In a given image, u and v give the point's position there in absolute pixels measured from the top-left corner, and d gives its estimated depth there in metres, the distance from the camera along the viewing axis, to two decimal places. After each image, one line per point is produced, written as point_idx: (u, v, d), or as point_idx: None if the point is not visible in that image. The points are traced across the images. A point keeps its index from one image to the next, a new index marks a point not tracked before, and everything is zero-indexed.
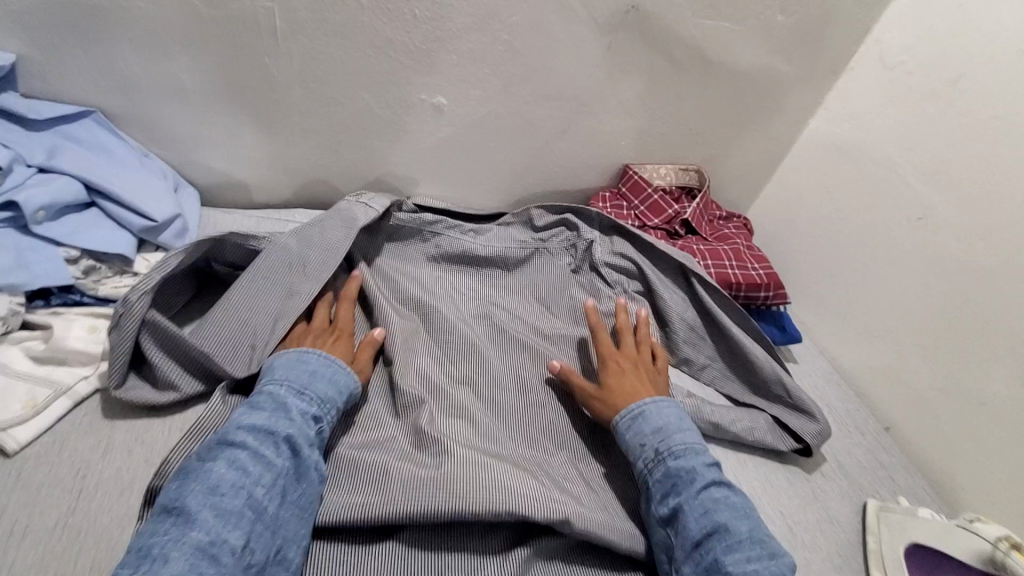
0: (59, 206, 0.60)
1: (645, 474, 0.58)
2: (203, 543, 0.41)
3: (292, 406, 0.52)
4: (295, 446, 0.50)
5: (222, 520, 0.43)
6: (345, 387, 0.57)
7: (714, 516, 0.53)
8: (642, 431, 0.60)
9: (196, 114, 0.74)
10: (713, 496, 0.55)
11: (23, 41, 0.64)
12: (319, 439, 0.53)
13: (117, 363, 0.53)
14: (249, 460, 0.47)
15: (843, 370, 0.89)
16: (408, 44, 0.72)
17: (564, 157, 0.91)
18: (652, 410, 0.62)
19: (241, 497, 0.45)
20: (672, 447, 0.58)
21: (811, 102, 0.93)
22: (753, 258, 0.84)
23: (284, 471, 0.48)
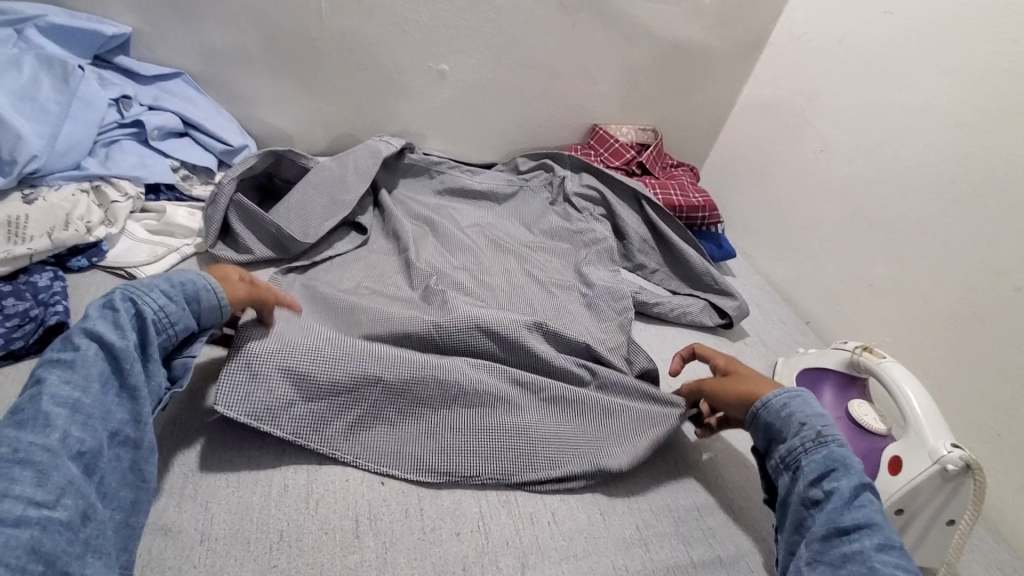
0: (166, 130, 0.82)
1: (800, 452, 0.56)
2: (6, 453, 0.41)
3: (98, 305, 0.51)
4: (95, 334, 0.49)
5: (22, 428, 0.43)
6: (170, 276, 0.56)
7: (869, 513, 0.50)
8: (804, 412, 0.58)
9: (257, 77, 0.97)
10: (868, 497, 0.52)
11: (138, 18, 0.87)
12: (146, 326, 0.52)
13: (211, 229, 0.75)
14: (48, 370, 0.47)
15: (775, 283, 1.09)
16: (418, 21, 0.96)
17: (544, 117, 1.13)
18: (805, 397, 0.60)
19: (40, 401, 0.45)
20: (834, 435, 0.56)
21: (742, 72, 1.15)
22: (695, 189, 1.05)
23: (95, 361, 0.48)
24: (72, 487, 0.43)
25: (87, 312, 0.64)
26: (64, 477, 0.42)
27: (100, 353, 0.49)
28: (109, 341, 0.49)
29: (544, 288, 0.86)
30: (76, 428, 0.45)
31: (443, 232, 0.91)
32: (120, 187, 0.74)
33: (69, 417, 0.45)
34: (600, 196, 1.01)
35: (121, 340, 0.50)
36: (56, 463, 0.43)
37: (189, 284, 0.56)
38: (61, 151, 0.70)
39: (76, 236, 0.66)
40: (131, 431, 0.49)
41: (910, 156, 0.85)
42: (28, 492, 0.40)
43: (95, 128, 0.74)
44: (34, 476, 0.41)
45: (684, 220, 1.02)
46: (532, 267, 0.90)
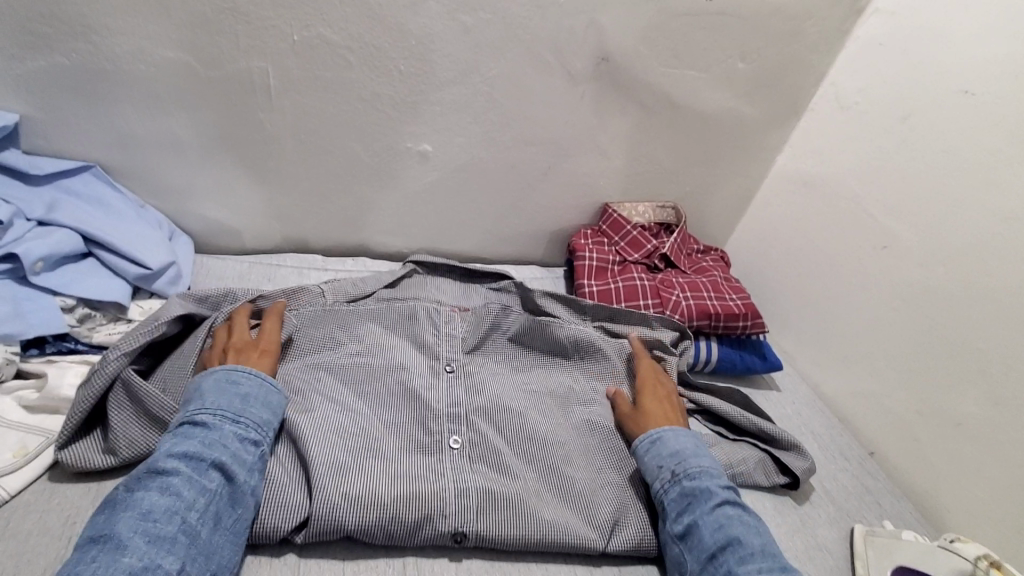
0: (57, 256, 0.62)
1: (659, 493, 0.60)
2: (135, 568, 0.41)
3: (228, 431, 0.51)
4: (229, 469, 0.49)
5: (154, 545, 0.42)
6: (278, 407, 0.57)
7: (728, 530, 0.54)
8: (661, 454, 0.62)
9: (192, 166, 0.78)
10: (727, 513, 0.56)
11: (28, 103, 0.68)
12: (260, 464, 0.52)
13: (70, 420, 0.52)
14: (182, 484, 0.47)
15: (827, 397, 0.91)
16: (394, 96, 0.77)
17: (547, 198, 0.94)
18: (668, 434, 0.63)
19: (174, 522, 0.44)
20: (689, 470, 0.60)
21: (777, 141, 0.98)
22: (731, 289, 0.87)
23: (219, 495, 0.48)
24: None
25: None
26: None
27: (225, 486, 0.49)
28: (237, 480, 0.50)
29: (565, 436, 0.67)
30: (189, 561, 0.43)
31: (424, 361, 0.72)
32: None
33: (188, 550, 0.44)
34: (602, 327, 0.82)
35: (246, 480, 0.50)
36: None
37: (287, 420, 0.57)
38: None
39: None
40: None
41: (1007, 269, 0.68)
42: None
43: None
44: None
45: (720, 330, 0.84)
46: (539, 397, 0.71)
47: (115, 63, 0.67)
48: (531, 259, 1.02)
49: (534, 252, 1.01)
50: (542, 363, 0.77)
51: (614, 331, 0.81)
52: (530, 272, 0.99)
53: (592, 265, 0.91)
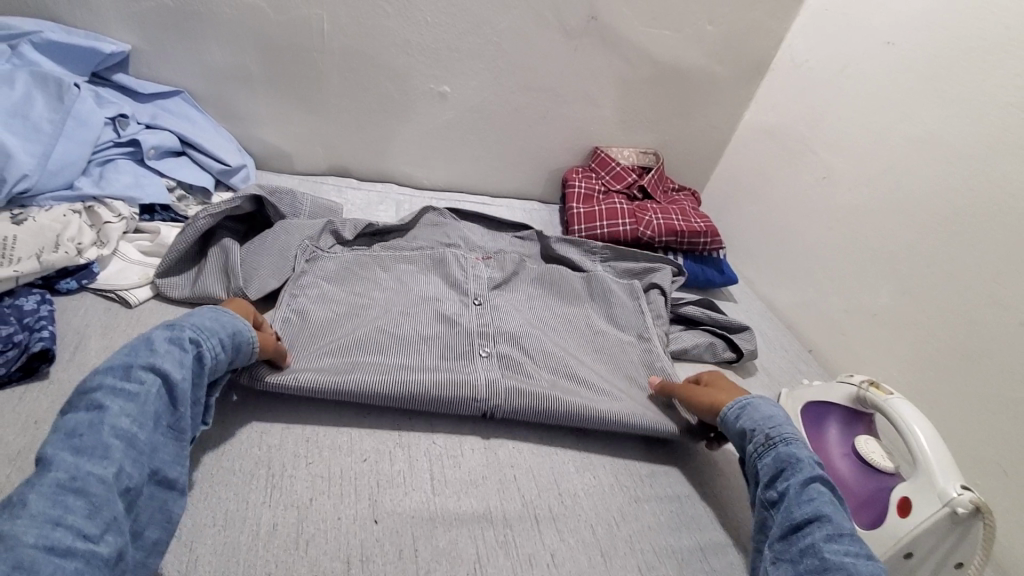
0: (163, 148, 0.81)
1: (753, 457, 0.59)
2: (63, 480, 0.41)
3: (156, 341, 0.52)
4: (161, 372, 0.50)
5: (83, 455, 0.43)
6: (223, 315, 0.57)
7: (818, 505, 0.52)
8: (754, 418, 0.61)
9: (258, 96, 0.97)
10: (818, 489, 0.54)
11: (139, 37, 0.87)
12: (198, 365, 0.53)
13: (168, 258, 0.69)
14: (107, 398, 0.47)
15: (778, 310, 1.08)
16: (422, 43, 0.96)
17: (545, 138, 1.12)
18: (761, 404, 0.63)
19: (101, 431, 0.45)
20: (784, 436, 0.58)
21: (743, 98, 1.15)
22: (697, 215, 1.04)
23: (153, 397, 0.49)
24: (121, 521, 0.42)
25: (75, 336, 0.62)
26: (114, 514, 0.42)
27: (159, 390, 0.50)
28: (171, 379, 0.50)
29: (575, 352, 0.77)
30: (128, 462, 0.45)
31: (455, 293, 0.81)
32: (113, 208, 0.72)
33: (124, 451, 0.45)
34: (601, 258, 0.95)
35: (182, 380, 0.51)
36: (105, 500, 0.42)
37: (229, 320, 0.57)
38: (52, 170, 0.69)
39: (65, 257, 0.64)
40: (176, 471, 0.49)
41: (913, 187, 0.84)
42: (79, 521, 0.40)
43: (89, 147, 0.73)
44: (84, 507, 0.41)
45: (685, 246, 1.00)
46: (555, 325, 0.81)
47: (208, 7, 0.86)
48: (531, 195, 1.20)
49: (534, 189, 1.19)
50: (559, 296, 0.87)
51: (621, 268, 0.93)
52: (530, 205, 1.17)
53: (581, 192, 1.07)
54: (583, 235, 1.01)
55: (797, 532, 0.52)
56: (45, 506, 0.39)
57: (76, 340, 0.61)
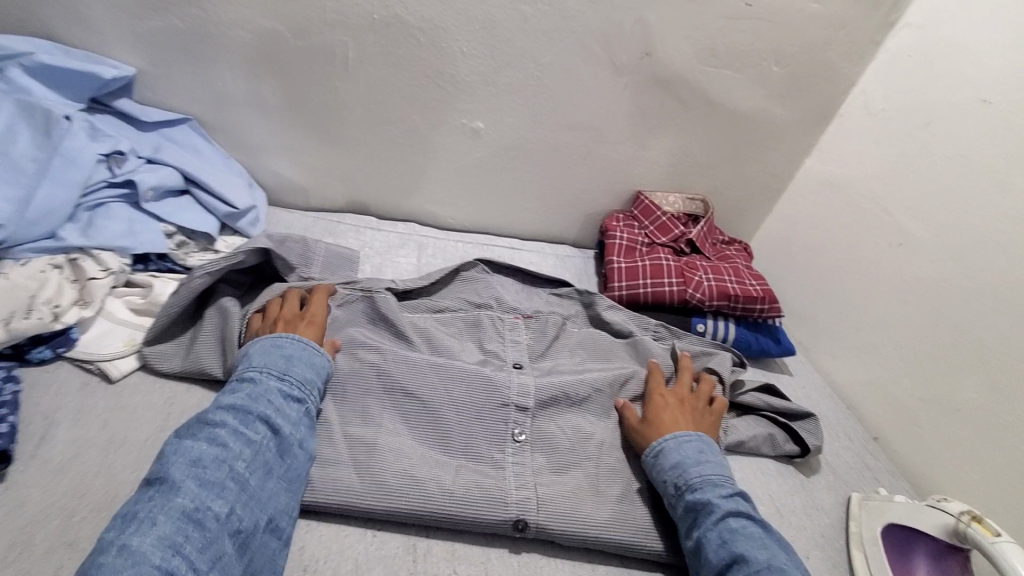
0: (163, 189, 0.72)
1: (672, 511, 0.59)
2: (188, 508, 0.44)
3: (272, 388, 0.56)
4: (274, 423, 0.53)
5: (205, 489, 0.46)
6: (319, 366, 0.61)
7: (732, 545, 0.53)
8: (664, 469, 0.62)
9: (273, 126, 0.88)
10: (732, 525, 0.55)
11: (145, 59, 0.79)
12: (303, 418, 0.56)
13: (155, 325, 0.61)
14: (229, 437, 0.50)
15: (837, 386, 0.97)
16: (455, 75, 0.86)
17: (584, 180, 1.02)
18: (670, 445, 0.63)
19: (223, 469, 0.48)
20: (692, 482, 0.59)
21: (806, 144, 1.03)
22: (752, 276, 0.93)
23: (266, 446, 0.52)
24: (230, 559, 0.45)
25: (42, 423, 0.53)
26: (225, 551, 0.44)
27: (272, 438, 0.53)
28: (281, 430, 0.53)
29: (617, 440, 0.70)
30: (240, 506, 0.48)
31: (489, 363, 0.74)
32: (102, 261, 0.64)
33: (237, 493, 0.48)
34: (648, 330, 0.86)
35: (291, 431, 0.54)
36: (219, 535, 0.45)
37: (323, 371, 0.61)
38: (32, 220, 0.60)
39: (37, 324, 0.56)
40: (284, 521, 0.51)
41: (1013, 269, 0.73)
42: (193, 556, 0.42)
43: (76, 189, 0.65)
44: (200, 540, 0.44)
45: (739, 311, 0.90)
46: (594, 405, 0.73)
47: (221, 29, 0.77)
48: (564, 239, 1.10)
49: (568, 233, 1.09)
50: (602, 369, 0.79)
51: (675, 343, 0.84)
52: (563, 251, 1.07)
53: (622, 243, 0.97)
54: (623, 293, 0.91)
55: None
56: (170, 531, 0.43)
57: (44, 428, 0.53)
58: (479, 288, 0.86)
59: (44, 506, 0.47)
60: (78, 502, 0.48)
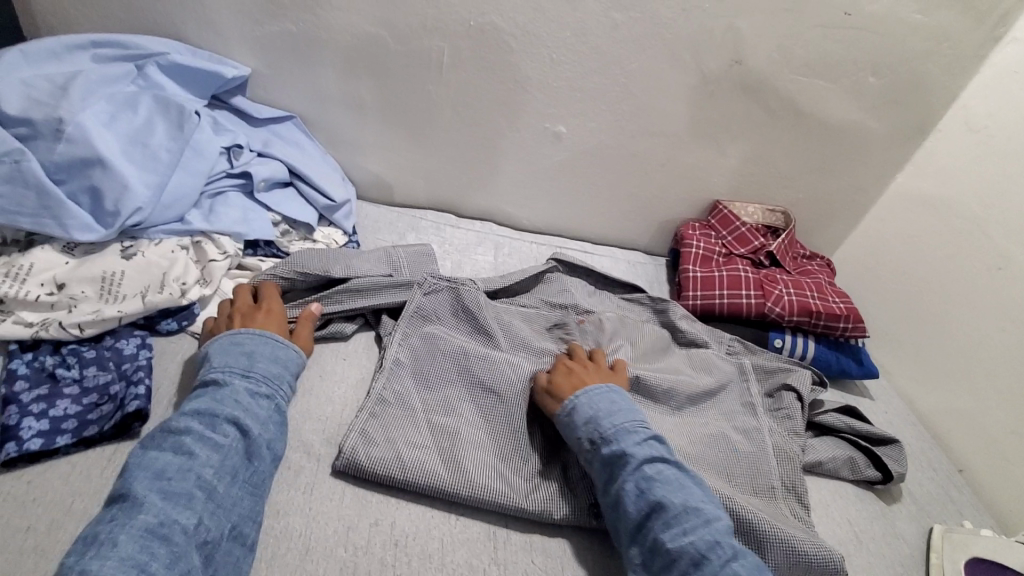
0: (273, 181, 0.78)
1: (587, 465, 0.59)
2: (151, 524, 0.44)
3: (238, 388, 0.55)
4: (240, 425, 0.53)
5: (169, 501, 0.46)
6: (286, 359, 0.62)
7: (652, 493, 0.54)
8: (575, 425, 0.60)
9: (366, 126, 0.93)
10: (654, 472, 0.56)
11: (260, 60, 0.85)
12: (270, 417, 0.56)
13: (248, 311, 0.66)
14: (194, 443, 0.50)
15: (921, 414, 0.92)
16: (542, 80, 0.88)
17: (661, 187, 1.01)
18: (582, 403, 0.61)
19: (188, 479, 0.48)
20: (604, 434, 0.58)
21: (899, 159, 0.99)
22: (835, 293, 0.90)
23: (235, 449, 0.52)
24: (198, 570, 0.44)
25: (169, 387, 0.59)
26: (192, 565, 0.44)
27: (238, 441, 0.52)
28: (251, 433, 0.53)
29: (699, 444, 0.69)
30: (207, 515, 0.47)
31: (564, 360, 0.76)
32: (220, 245, 0.70)
33: (204, 503, 0.47)
34: (723, 344, 0.85)
35: (259, 433, 0.54)
36: (187, 550, 0.44)
37: (285, 360, 0.62)
38: (165, 203, 0.67)
39: (168, 298, 0.62)
40: (248, 528, 0.49)
41: None
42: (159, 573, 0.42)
43: (202, 178, 0.72)
44: (166, 555, 0.43)
45: (820, 328, 0.87)
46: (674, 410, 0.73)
47: (329, 33, 0.83)
48: (636, 246, 1.10)
49: (641, 240, 1.09)
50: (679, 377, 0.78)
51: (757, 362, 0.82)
52: (636, 258, 1.08)
53: (698, 253, 0.96)
54: (698, 302, 0.90)
55: (640, 528, 0.54)
56: (134, 550, 0.42)
57: (170, 392, 0.58)
58: (557, 289, 0.87)
59: None
60: None
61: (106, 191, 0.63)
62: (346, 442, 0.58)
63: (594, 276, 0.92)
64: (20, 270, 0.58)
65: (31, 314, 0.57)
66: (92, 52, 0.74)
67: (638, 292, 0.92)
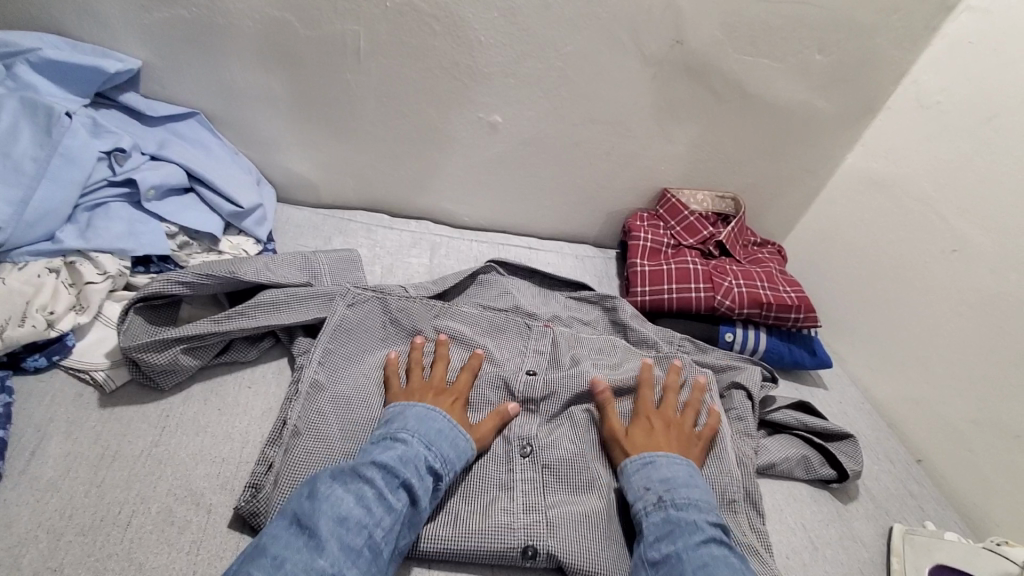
0: (166, 187, 0.70)
1: (643, 519, 0.55)
2: (327, 571, 0.43)
3: (421, 456, 0.53)
4: (415, 493, 0.50)
5: (345, 554, 0.44)
6: (462, 450, 0.57)
7: (712, 570, 0.49)
8: (651, 477, 0.58)
9: (282, 121, 0.85)
10: (711, 552, 0.51)
11: (148, 50, 0.76)
12: (433, 497, 0.53)
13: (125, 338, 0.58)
14: (373, 499, 0.48)
15: (876, 401, 0.91)
16: (472, 66, 0.81)
17: (607, 177, 0.96)
18: (664, 460, 0.59)
19: (363, 535, 0.46)
20: (677, 499, 0.55)
21: (849, 138, 0.95)
22: (786, 282, 0.87)
23: (404, 516, 0.49)
24: None
25: (33, 435, 0.51)
26: None
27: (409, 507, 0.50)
28: (419, 505, 0.50)
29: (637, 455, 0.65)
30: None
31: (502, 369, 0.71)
32: (99, 264, 0.61)
33: (370, 564, 0.45)
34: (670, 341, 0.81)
35: (426, 507, 0.51)
36: None
37: (460, 452, 0.56)
38: (30, 221, 0.59)
39: (29, 332, 0.54)
40: None
41: None
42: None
43: (76, 188, 0.63)
44: None
45: (771, 320, 0.83)
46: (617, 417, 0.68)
47: (226, 18, 0.74)
48: (584, 239, 1.05)
49: (589, 232, 1.04)
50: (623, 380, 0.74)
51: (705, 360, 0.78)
52: (584, 251, 1.02)
53: (646, 246, 0.91)
54: (646, 299, 0.85)
55: None
56: None
57: (35, 442, 0.51)
58: (495, 291, 0.82)
59: (30, 527, 0.45)
60: (63, 525, 0.46)
61: None
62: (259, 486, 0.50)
63: (536, 276, 0.87)
64: None
65: None
66: None
67: (585, 291, 0.86)
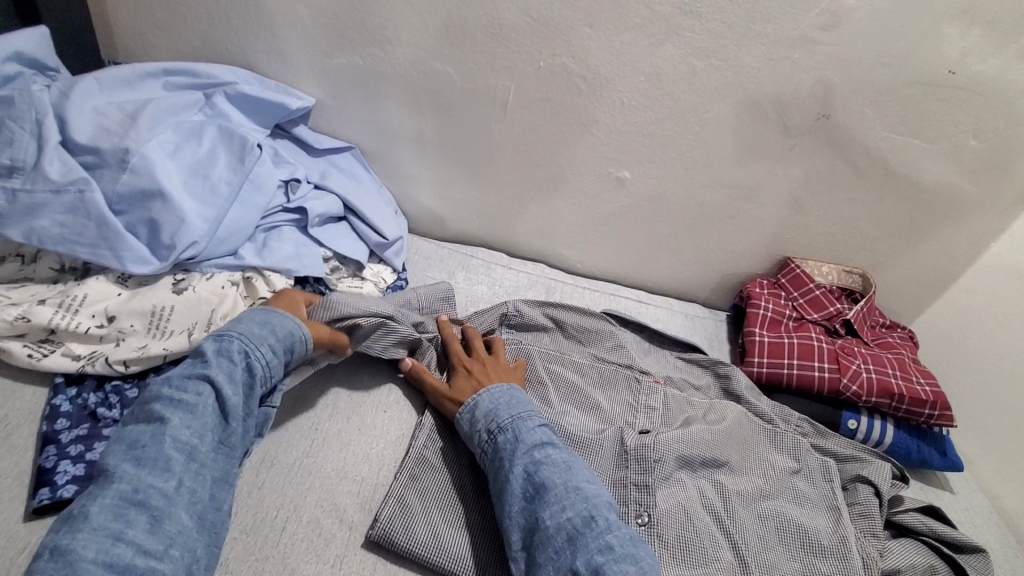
0: (326, 216, 0.77)
1: (481, 455, 0.60)
2: (126, 493, 0.45)
3: (211, 350, 0.56)
4: (213, 383, 0.54)
5: (143, 467, 0.47)
6: (269, 318, 0.61)
7: (537, 476, 0.55)
8: (473, 417, 0.62)
9: (425, 159, 0.91)
10: (547, 457, 0.57)
11: (324, 91, 0.85)
12: (245, 376, 0.56)
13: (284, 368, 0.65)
14: (167, 410, 0.51)
15: (1008, 515, 0.83)
16: (610, 124, 0.84)
17: (727, 240, 0.95)
18: (487, 396, 0.63)
19: (163, 444, 0.49)
20: (501, 424, 0.60)
21: (999, 228, 0.88)
22: (920, 372, 0.82)
23: (208, 410, 0.53)
24: (184, 534, 0.47)
25: None
26: (177, 528, 0.46)
27: (213, 400, 0.53)
28: (223, 392, 0.54)
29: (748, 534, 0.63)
30: (189, 476, 0.49)
31: (617, 424, 0.72)
32: (270, 282, 0.69)
33: (183, 464, 0.49)
34: (788, 418, 0.78)
35: (234, 398, 0.54)
36: (169, 513, 0.46)
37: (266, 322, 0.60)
38: (221, 237, 0.67)
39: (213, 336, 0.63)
40: (225, 489, 0.51)
41: None
42: (137, 537, 0.44)
43: (258, 212, 0.71)
44: (145, 521, 0.45)
45: (900, 412, 0.79)
46: (729, 494, 0.67)
47: (394, 68, 0.81)
48: (695, 298, 1.05)
49: (700, 292, 1.04)
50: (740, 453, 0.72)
51: (826, 446, 0.75)
52: (694, 311, 1.02)
53: (767, 315, 0.89)
54: (762, 370, 0.83)
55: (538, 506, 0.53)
56: (108, 520, 0.43)
57: None
58: (610, 339, 0.82)
59: None
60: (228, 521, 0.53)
61: (164, 224, 0.63)
62: (383, 510, 0.56)
63: (648, 332, 0.88)
64: (72, 301, 0.59)
65: (79, 347, 0.59)
66: (163, 79, 0.75)
67: (695, 353, 0.86)
